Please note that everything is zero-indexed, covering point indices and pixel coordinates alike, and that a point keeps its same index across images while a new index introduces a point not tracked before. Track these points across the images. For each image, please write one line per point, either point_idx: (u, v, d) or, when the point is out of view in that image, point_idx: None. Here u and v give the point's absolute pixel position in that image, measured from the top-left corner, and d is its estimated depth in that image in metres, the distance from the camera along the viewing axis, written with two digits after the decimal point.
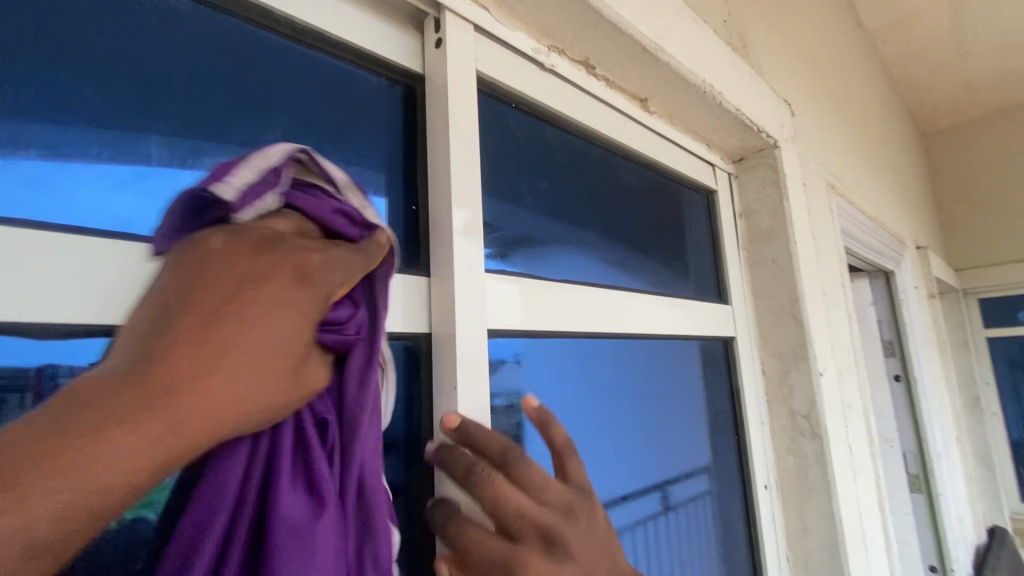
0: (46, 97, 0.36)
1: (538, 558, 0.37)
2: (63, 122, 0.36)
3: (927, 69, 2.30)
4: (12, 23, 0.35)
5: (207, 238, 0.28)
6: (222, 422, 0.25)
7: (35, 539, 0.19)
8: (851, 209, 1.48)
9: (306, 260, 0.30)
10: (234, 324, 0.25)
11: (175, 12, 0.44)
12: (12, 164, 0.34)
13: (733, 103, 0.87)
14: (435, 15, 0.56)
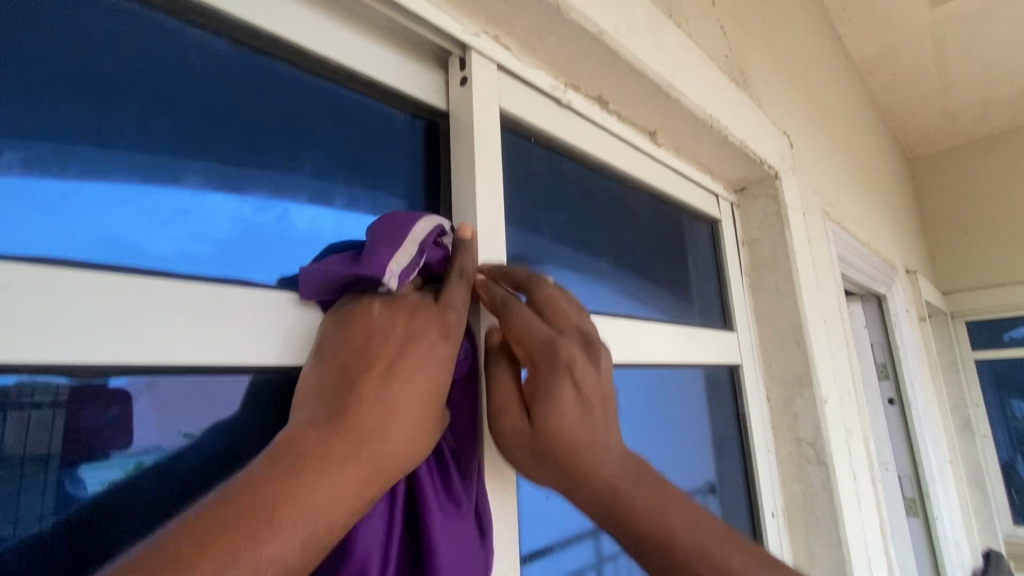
0: (91, 142, 0.37)
1: (577, 349, 0.47)
2: (105, 166, 0.37)
3: (912, 98, 2.38)
4: (62, 70, 0.36)
5: (369, 304, 0.40)
6: (398, 452, 0.35)
7: (305, 536, 0.29)
8: (845, 235, 1.51)
9: (444, 325, 0.42)
10: (397, 384, 0.37)
11: (214, 53, 0.45)
12: (56, 210, 0.35)
13: (737, 136, 0.89)
14: (460, 54, 0.57)
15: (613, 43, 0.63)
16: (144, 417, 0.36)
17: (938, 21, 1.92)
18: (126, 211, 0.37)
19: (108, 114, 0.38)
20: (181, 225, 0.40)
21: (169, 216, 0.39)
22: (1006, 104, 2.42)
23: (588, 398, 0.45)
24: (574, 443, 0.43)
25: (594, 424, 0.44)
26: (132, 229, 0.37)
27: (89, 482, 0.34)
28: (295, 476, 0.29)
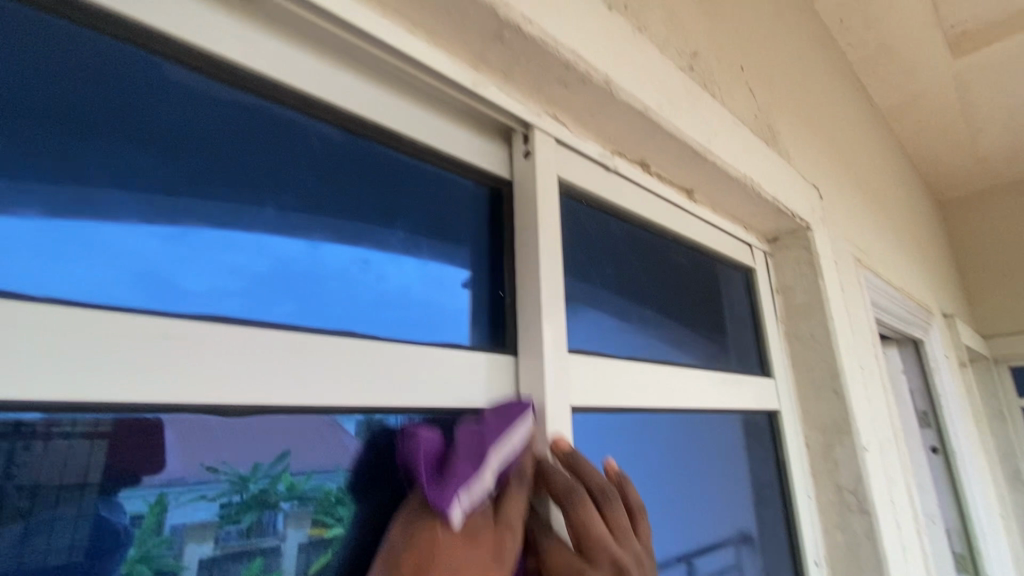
0: (234, 219, 0.45)
1: None
2: (246, 238, 0.45)
3: (940, 144, 2.41)
4: (216, 162, 0.45)
5: (433, 529, 0.40)
6: None
7: None
8: (878, 281, 1.53)
9: (501, 542, 0.43)
10: None
11: (330, 141, 0.53)
12: (206, 275, 0.42)
13: (770, 193, 0.95)
14: (523, 131, 0.65)
15: (657, 118, 0.70)
16: (171, 449, 0.38)
17: (962, 71, 1.98)
18: (256, 254, 0.45)
19: (249, 190, 0.46)
20: (297, 269, 0.47)
21: (288, 261, 0.47)
22: None
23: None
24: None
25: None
26: (262, 274, 0.45)
27: (124, 507, 0.36)
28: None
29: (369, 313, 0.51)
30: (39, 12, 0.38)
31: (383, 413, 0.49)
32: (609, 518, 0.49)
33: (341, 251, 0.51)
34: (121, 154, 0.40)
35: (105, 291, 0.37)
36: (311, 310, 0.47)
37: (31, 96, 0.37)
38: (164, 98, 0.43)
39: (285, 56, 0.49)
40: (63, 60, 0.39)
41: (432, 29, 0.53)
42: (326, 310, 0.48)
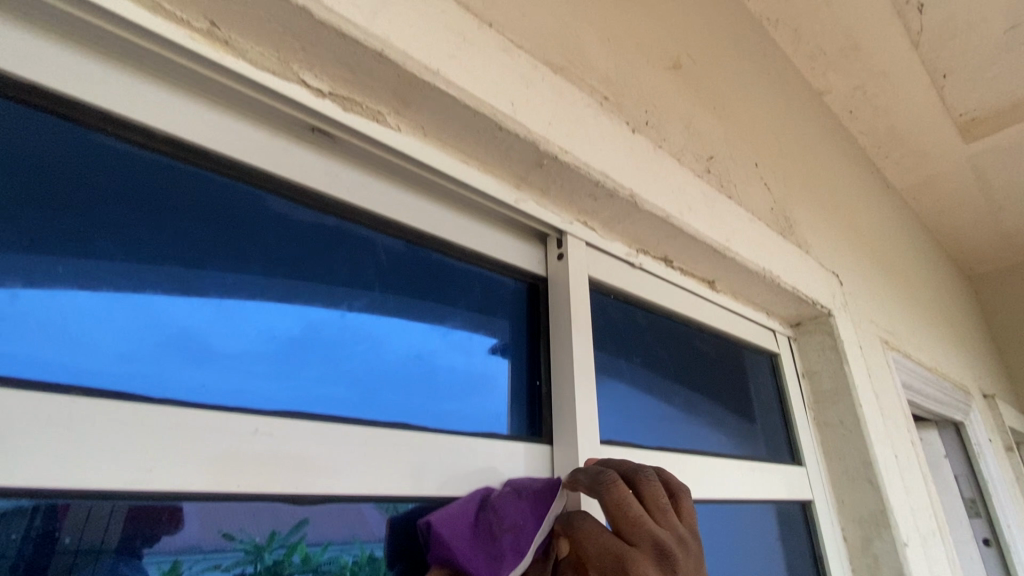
0: (306, 318, 0.51)
1: (647, 563, 0.44)
2: (316, 336, 0.51)
3: (962, 222, 2.43)
4: (296, 270, 0.52)
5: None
6: None
7: None
8: (909, 362, 1.52)
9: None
10: None
11: (395, 252, 0.60)
12: (278, 366, 0.48)
13: (789, 282, 1.00)
14: (557, 236, 0.73)
15: (677, 222, 0.78)
16: (191, 517, 0.40)
17: (975, 154, 2.05)
18: (291, 320, 0.50)
19: (307, 281, 0.52)
20: (330, 338, 0.52)
21: (318, 325, 0.52)
22: None
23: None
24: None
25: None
26: (294, 338, 0.50)
27: (145, 568, 0.38)
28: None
29: (397, 386, 0.55)
30: (171, 160, 0.47)
31: (405, 499, 0.51)
32: (646, 498, 0.48)
33: (365, 315, 0.55)
34: (213, 271, 0.47)
35: (186, 388, 0.43)
36: (339, 376, 0.51)
37: (152, 227, 0.45)
38: (254, 222, 0.50)
39: (363, 184, 0.57)
40: (173, 185, 0.47)
41: (483, 158, 0.62)
42: (355, 376, 0.53)
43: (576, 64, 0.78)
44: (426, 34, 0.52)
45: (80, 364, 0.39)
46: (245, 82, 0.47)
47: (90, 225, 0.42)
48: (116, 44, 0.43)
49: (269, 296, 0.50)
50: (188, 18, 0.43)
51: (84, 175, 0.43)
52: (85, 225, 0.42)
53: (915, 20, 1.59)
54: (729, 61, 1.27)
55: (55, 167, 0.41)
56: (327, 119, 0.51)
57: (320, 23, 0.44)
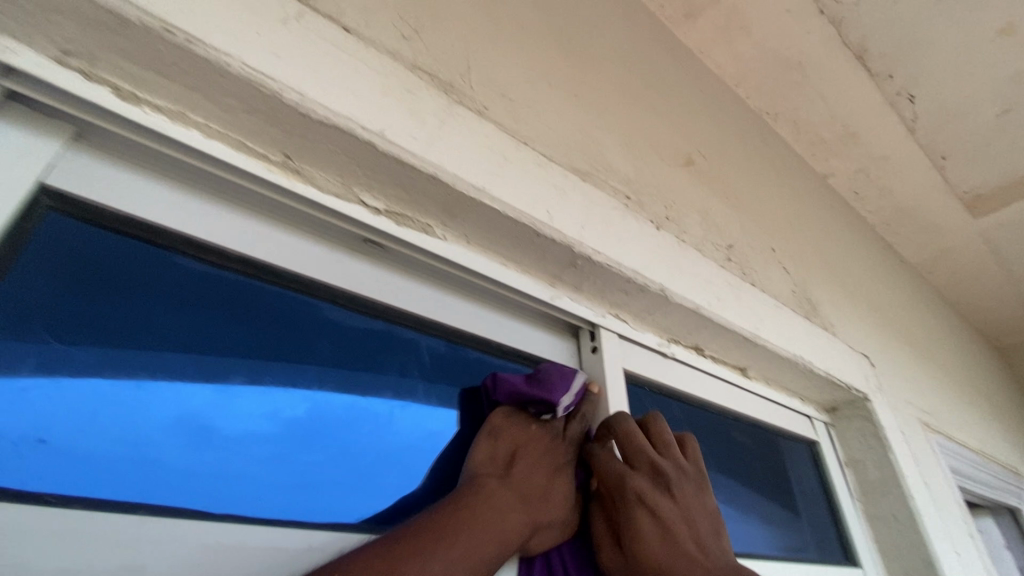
0: (351, 412, 0.52)
1: (642, 479, 0.54)
2: (361, 428, 0.52)
3: (982, 295, 2.42)
4: (343, 371, 0.54)
5: (503, 426, 0.55)
6: (488, 544, 0.44)
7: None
8: (953, 444, 1.46)
9: (547, 459, 0.55)
10: (498, 492, 0.48)
11: (438, 352, 0.61)
12: (325, 459, 0.48)
13: (821, 367, 0.99)
14: (589, 328, 0.74)
15: (707, 313, 0.79)
16: None
17: (985, 230, 2.08)
18: (331, 410, 0.51)
19: (354, 381, 0.54)
20: (375, 432, 0.53)
21: (330, 409, 0.51)
22: None
23: (671, 528, 0.51)
24: (668, 572, 0.48)
25: (680, 549, 0.50)
26: (303, 422, 0.49)
27: None
28: (442, 548, 0.41)
29: (420, 489, 0.52)
30: (238, 275, 0.50)
31: None
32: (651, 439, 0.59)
33: (386, 402, 0.55)
34: (266, 376, 0.49)
35: (190, 492, 0.41)
36: (350, 470, 0.49)
37: (210, 336, 0.47)
38: (305, 330, 0.53)
39: (409, 290, 0.60)
40: (232, 293, 0.50)
41: (520, 260, 0.65)
42: (368, 469, 0.50)
43: (598, 168, 0.84)
44: (472, 155, 0.57)
45: (94, 469, 0.38)
46: (310, 204, 0.51)
47: (153, 339, 0.44)
48: (201, 177, 0.48)
49: (315, 394, 0.51)
50: (266, 152, 0.49)
51: (151, 289, 0.46)
52: (141, 337, 0.44)
53: (908, 109, 1.69)
54: (737, 155, 1.34)
55: (127, 284, 0.45)
56: (380, 233, 0.55)
57: (382, 154, 0.49)
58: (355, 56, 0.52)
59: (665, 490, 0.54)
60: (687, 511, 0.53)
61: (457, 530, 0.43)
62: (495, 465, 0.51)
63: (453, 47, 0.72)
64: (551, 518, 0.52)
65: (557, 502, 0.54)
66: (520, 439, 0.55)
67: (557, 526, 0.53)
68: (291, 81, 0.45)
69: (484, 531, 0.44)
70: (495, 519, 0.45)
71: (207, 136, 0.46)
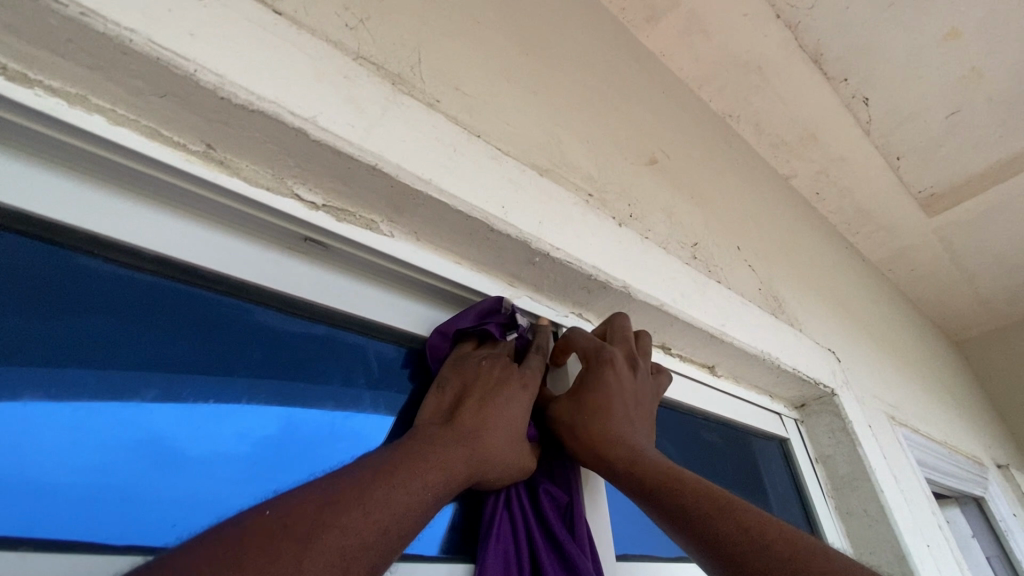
0: (284, 424, 0.47)
1: (619, 353, 0.60)
2: (296, 444, 0.47)
3: (940, 291, 2.49)
4: (273, 379, 0.49)
5: (449, 376, 0.52)
6: (430, 488, 0.39)
7: (339, 533, 0.32)
8: (918, 437, 1.48)
9: (504, 388, 0.52)
10: (441, 438, 0.44)
11: (388, 358, 0.57)
12: (253, 480, 0.43)
13: (788, 363, 0.99)
14: (553, 328, 0.70)
15: (672, 310, 0.77)
16: None
17: (940, 228, 2.15)
18: (265, 419, 0.47)
19: (293, 390, 0.50)
20: (312, 443, 0.48)
21: (263, 425, 0.46)
22: None
23: (629, 394, 0.57)
24: (607, 421, 0.54)
25: (628, 414, 0.55)
26: (227, 439, 0.44)
27: None
28: (379, 482, 0.37)
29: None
30: (157, 279, 0.46)
31: None
32: (641, 344, 0.65)
33: (326, 413, 0.50)
34: (188, 385, 0.44)
35: (150, 520, 0.38)
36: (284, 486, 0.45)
37: (123, 344, 0.43)
38: (232, 339, 0.48)
39: (353, 291, 0.56)
40: (149, 294, 0.45)
41: (475, 258, 0.62)
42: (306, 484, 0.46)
43: (559, 165, 0.82)
44: (417, 146, 0.54)
45: None
46: (237, 199, 0.47)
47: (52, 347, 0.40)
48: (112, 170, 0.43)
49: (244, 407, 0.46)
50: (186, 142, 0.45)
51: (50, 293, 0.41)
52: (37, 347, 0.39)
53: (863, 111, 1.74)
54: (701, 156, 1.34)
55: (19, 287, 0.40)
56: (318, 229, 0.51)
57: (315, 143, 0.45)
58: (286, 41, 0.48)
59: (634, 367, 0.60)
60: (640, 395, 0.58)
61: (396, 469, 0.38)
62: (438, 417, 0.48)
63: (403, 40, 0.69)
64: (504, 456, 0.48)
65: (512, 436, 0.49)
66: (469, 380, 0.51)
67: (505, 471, 0.48)
68: (208, 62, 0.41)
69: (424, 468, 0.40)
70: (435, 462, 0.41)
71: (114, 123, 0.42)
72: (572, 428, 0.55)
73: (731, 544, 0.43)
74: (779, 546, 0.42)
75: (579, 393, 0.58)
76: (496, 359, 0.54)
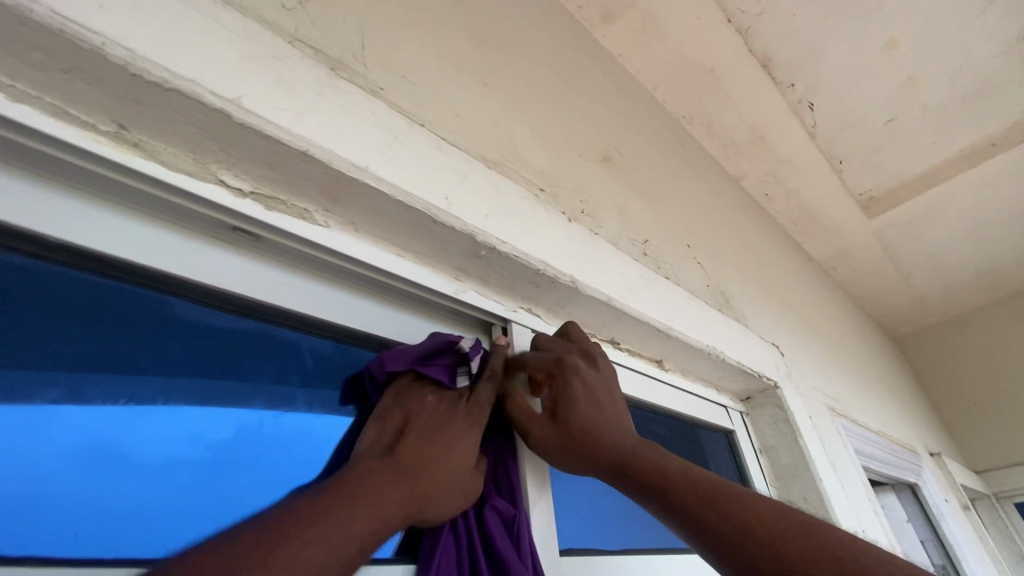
0: (211, 421, 0.45)
1: (578, 358, 0.61)
2: (226, 442, 0.45)
3: (879, 288, 2.63)
4: (196, 376, 0.46)
5: (389, 408, 0.52)
6: (356, 529, 0.39)
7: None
8: (857, 427, 1.56)
9: (444, 425, 0.52)
10: (374, 475, 0.44)
11: (326, 355, 0.56)
12: (182, 484, 0.41)
13: (733, 357, 1.01)
14: (501, 324, 0.70)
15: (620, 305, 0.78)
16: None
17: (879, 228, 2.26)
18: (190, 418, 0.44)
19: (221, 388, 0.47)
20: (242, 442, 0.46)
21: (188, 426, 0.44)
22: (961, 286, 2.68)
23: (598, 391, 0.58)
24: (591, 426, 0.56)
25: (602, 411, 0.57)
26: (151, 442, 0.42)
27: None
28: (295, 533, 0.36)
29: None
30: (63, 269, 0.42)
31: None
32: (578, 337, 0.67)
33: (255, 412, 0.48)
34: (103, 387, 0.41)
35: (65, 537, 0.35)
36: (218, 487, 0.43)
37: (28, 343, 0.39)
38: (150, 333, 0.45)
39: (288, 284, 0.54)
40: (60, 287, 0.42)
41: (419, 251, 0.60)
42: (243, 483, 0.44)
43: (509, 159, 0.81)
44: (354, 135, 0.52)
45: None
46: (159, 185, 0.45)
47: None
48: (11, 151, 0.40)
49: (166, 408, 0.44)
50: (95, 122, 0.42)
51: None
52: None
53: (809, 116, 1.80)
54: (654, 155, 1.37)
55: None
56: (249, 219, 0.49)
57: (241, 126, 0.43)
58: (210, 18, 0.46)
59: (593, 362, 0.62)
60: (608, 383, 0.60)
61: (318, 513, 0.38)
62: (378, 449, 0.48)
63: (346, 26, 0.66)
64: (442, 494, 0.48)
65: (455, 468, 0.50)
66: (411, 416, 0.52)
67: (447, 508, 0.48)
68: (117, 36, 0.38)
69: (350, 511, 0.39)
70: (364, 502, 0.41)
71: (12, 99, 0.38)
72: (567, 444, 0.56)
73: (719, 532, 0.45)
74: (758, 531, 0.44)
75: (554, 409, 0.59)
76: (438, 397, 0.55)
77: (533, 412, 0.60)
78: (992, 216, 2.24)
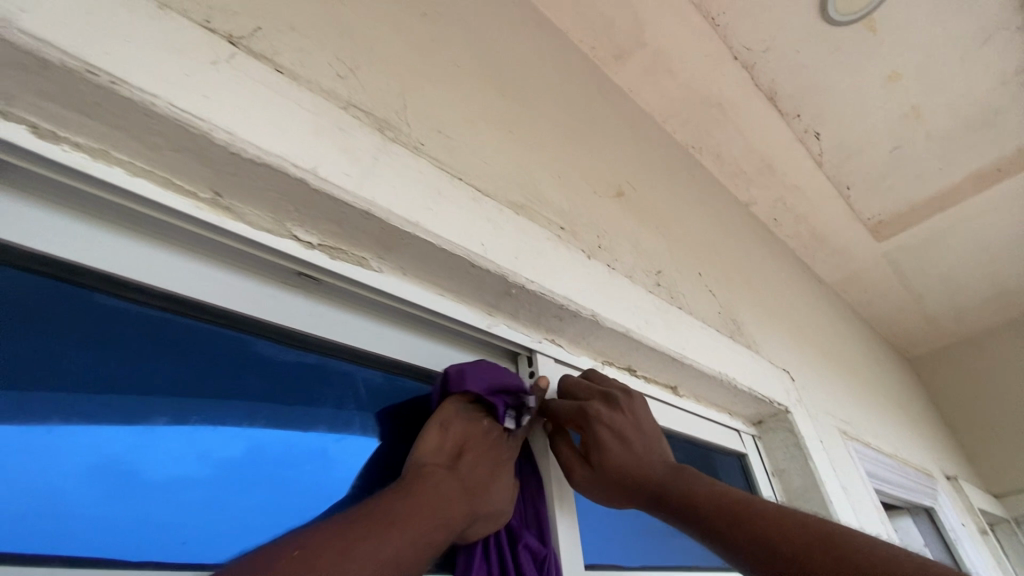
0: (281, 444, 0.52)
1: (601, 406, 0.65)
2: (293, 462, 0.52)
3: (890, 309, 2.65)
4: (270, 404, 0.53)
5: (449, 420, 0.58)
6: (433, 532, 0.46)
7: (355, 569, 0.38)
8: (869, 451, 1.58)
9: (491, 452, 0.60)
10: (439, 485, 0.50)
11: (375, 385, 0.62)
12: (258, 499, 0.48)
13: (744, 384, 1.06)
14: (527, 353, 0.76)
15: (637, 335, 0.84)
16: None
17: (887, 252, 2.30)
18: (263, 441, 0.51)
19: (288, 415, 0.54)
20: (307, 463, 0.52)
21: (263, 446, 0.50)
22: (972, 308, 2.69)
23: (625, 432, 0.64)
24: (622, 468, 0.62)
25: (630, 447, 0.63)
26: (235, 460, 0.48)
27: None
28: (392, 531, 0.42)
29: None
30: (163, 312, 0.50)
31: None
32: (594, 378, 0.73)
33: (318, 436, 0.55)
34: (196, 413, 0.48)
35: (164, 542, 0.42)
36: (287, 504, 0.49)
37: (138, 376, 0.47)
38: (233, 365, 0.52)
39: (343, 322, 0.61)
40: (160, 328, 0.49)
41: (457, 290, 0.67)
42: (307, 500, 0.51)
43: (533, 201, 0.88)
44: (404, 191, 0.59)
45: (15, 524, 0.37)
46: (242, 240, 0.52)
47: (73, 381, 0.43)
48: (125, 215, 0.48)
49: (246, 431, 0.50)
50: (195, 189, 0.49)
51: (71, 330, 0.44)
52: (61, 380, 0.43)
53: (814, 145, 1.87)
54: (665, 187, 1.44)
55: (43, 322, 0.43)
56: (314, 267, 0.56)
57: (314, 190, 0.50)
58: (286, 98, 0.53)
59: (615, 405, 0.66)
60: (638, 418, 0.66)
61: (408, 515, 0.44)
62: (440, 458, 0.55)
63: (389, 87, 0.74)
64: (489, 513, 0.54)
65: (498, 491, 0.57)
66: (466, 436, 0.58)
67: (486, 526, 0.54)
68: (220, 120, 0.46)
69: (428, 517, 0.46)
70: (438, 509, 0.47)
71: (132, 174, 0.46)
72: (608, 486, 0.62)
73: (744, 548, 0.51)
74: (784, 546, 0.49)
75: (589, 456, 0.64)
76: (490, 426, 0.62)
77: (574, 455, 0.66)
78: (1000, 239, 2.27)
